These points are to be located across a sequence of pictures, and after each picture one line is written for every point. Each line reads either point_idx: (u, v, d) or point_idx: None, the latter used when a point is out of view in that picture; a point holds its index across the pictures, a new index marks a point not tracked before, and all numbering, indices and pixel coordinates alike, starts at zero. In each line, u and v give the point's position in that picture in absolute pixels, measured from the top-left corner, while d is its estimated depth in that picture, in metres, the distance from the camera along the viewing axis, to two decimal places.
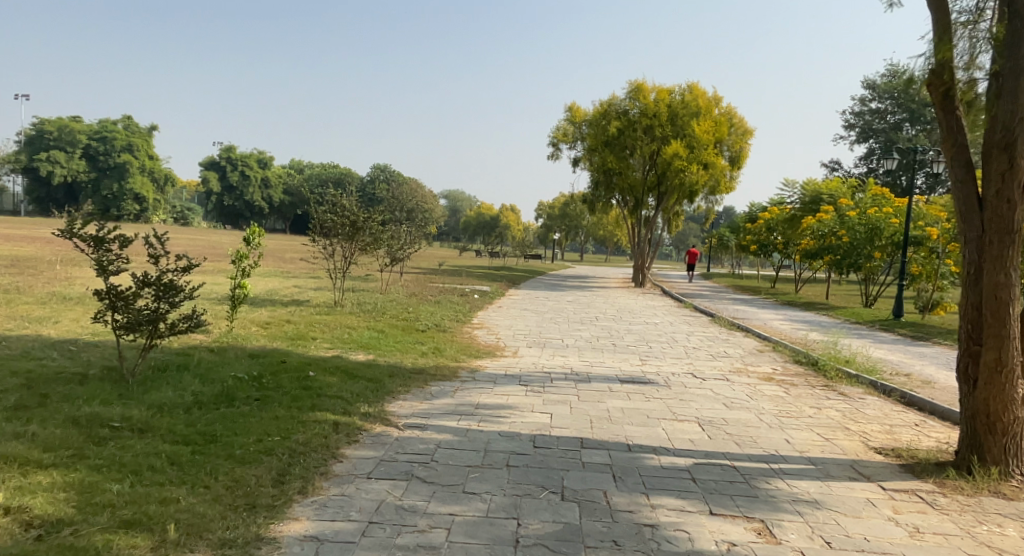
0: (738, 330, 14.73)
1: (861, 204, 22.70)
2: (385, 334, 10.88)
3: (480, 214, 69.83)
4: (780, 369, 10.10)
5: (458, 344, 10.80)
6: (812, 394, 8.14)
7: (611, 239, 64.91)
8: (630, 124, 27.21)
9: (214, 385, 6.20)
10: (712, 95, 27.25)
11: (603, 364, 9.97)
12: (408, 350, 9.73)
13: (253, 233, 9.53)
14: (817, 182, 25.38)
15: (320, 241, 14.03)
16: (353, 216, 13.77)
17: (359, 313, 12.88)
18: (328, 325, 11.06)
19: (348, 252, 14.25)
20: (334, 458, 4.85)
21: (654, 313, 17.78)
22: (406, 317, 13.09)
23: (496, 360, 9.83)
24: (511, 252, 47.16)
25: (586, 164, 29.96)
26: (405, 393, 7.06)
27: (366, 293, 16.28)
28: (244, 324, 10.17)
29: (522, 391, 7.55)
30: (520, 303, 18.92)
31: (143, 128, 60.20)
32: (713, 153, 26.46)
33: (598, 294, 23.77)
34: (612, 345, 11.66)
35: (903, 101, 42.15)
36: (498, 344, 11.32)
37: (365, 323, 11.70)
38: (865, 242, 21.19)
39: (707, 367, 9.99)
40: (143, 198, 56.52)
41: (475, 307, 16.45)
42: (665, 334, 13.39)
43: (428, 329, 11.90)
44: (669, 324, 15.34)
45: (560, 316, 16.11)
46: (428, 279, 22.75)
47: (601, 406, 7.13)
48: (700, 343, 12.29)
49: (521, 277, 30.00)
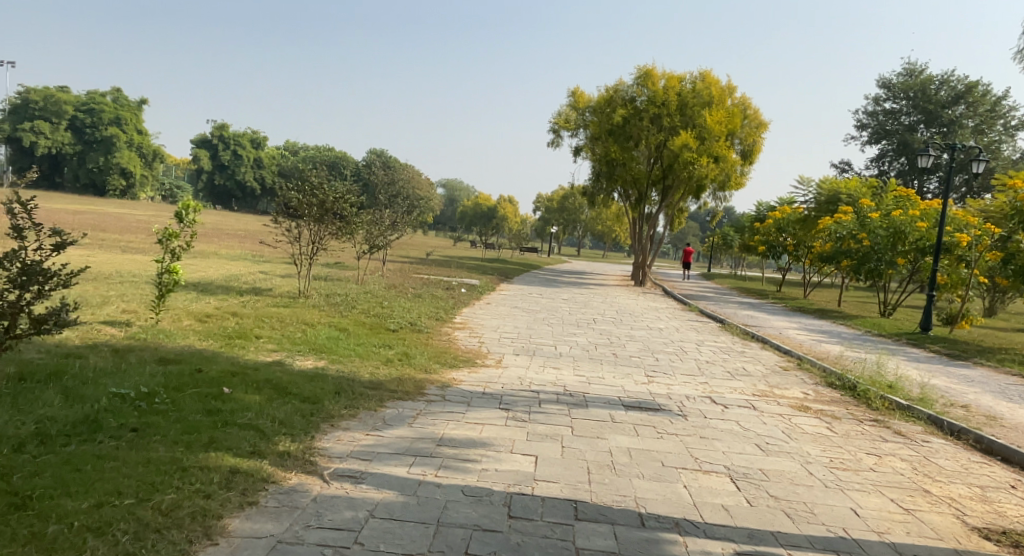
0: (752, 340, 13.16)
1: (883, 205, 21.13)
2: (347, 334, 9.26)
3: (478, 205, 68.12)
4: (811, 394, 8.53)
5: (431, 349, 9.17)
6: (863, 435, 6.60)
7: (610, 235, 63.26)
8: (637, 112, 25.59)
9: (80, 405, 4.58)
10: (726, 85, 25.64)
11: (603, 380, 8.37)
12: (370, 357, 8.10)
13: (187, 207, 7.89)
14: (834, 180, 23.72)
15: (284, 223, 12.38)
16: (323, 195, 12.17)
17: (323, 306, 11.25)
18: (282, 321, 9.43)
19: (317, 236, 12.63)
20: (205, 542, 3.26)
21: (657, 316, 16.17)
22: (376, 313, 11.43)
23: (476, 372, 8.24)
24: (506, 244, 45.49)
25: (588, 154, 28.32)
26: (349, 420, 5.45)
27: (338, 283, 14.65)
28: (176, 316, 8.54)
29: (501, 420, 5.94)
30: (511, 299, 17.29)
31: (132, 101, 58.15)
32: (724, 146, 24.83)
33: (596, 292, 22.18)
34: (612, 355, 10.06)
35: (919, 102, 40.43)
36: (479, 349, 9.72)
37: (327, 320, 10.06)
38: (886, 248, 19.65)
39: (726, 389, 8.40)
40: (131, 174, 54.59)
41: (460, 303, 14.84)
42: (672, 343, 11.81)
43: (400, 329, 10.28)
44: (674, 330, 13.75)
45: (554, 317, 14.49)
46: (413, 270, 21.10)
47: (601, 445, 5.53)
48: (713, 356, 10.70)
49: (515, 271, 28.36)
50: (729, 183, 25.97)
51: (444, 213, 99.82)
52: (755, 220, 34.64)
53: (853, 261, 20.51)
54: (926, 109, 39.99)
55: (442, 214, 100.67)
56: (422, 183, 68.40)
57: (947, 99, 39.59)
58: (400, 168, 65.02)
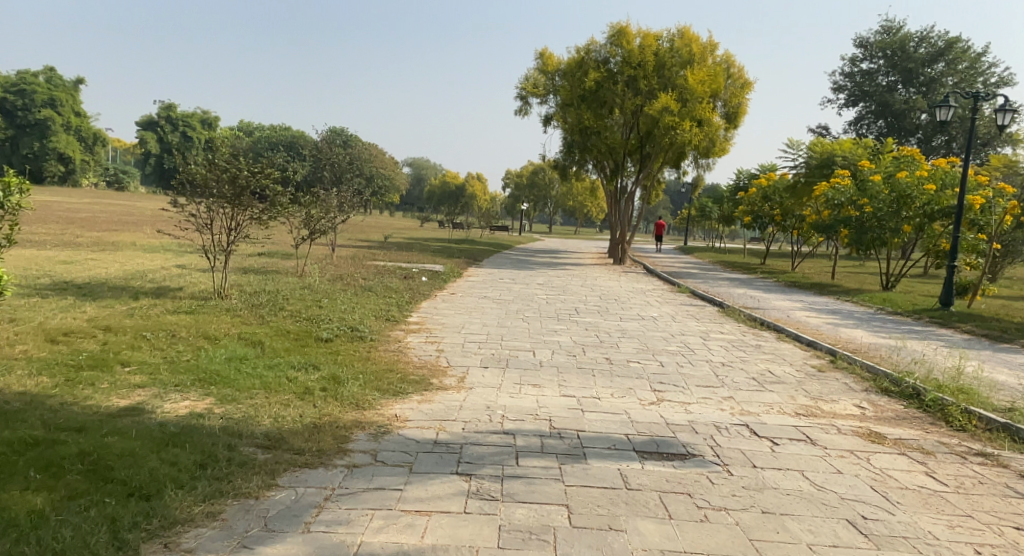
0: (762, 328, 11.17)
1: (884, 166, 19.01)
2: (259, 352, 7.02)
3: (445, 183, 65.58)
4: (868, 409, 6.52)
5: (371, 367, 6.94)
6: (987, 483, 4.57)
7: (582, 212, 61.18)
8: (609, 75, 23.50)
9: None
10: (706, 41, 23.55)
11: (600, 404, 6.25)
12: (283, 387, 5.87)
13: (7, 186, 5.59)
14: (826, 142, 21.43)
15: (186, 205, 9.94)
16: (235, 169, 9.73)
17: (241, 311, 8.98)
18: (174, 337, 7.18)
19: (231, 221, 10.23)
20: None
21: (646, 301, 14.11)
22: (308, 316, 9.18)
23: (428, 401, 6.06)
24: (474, 223, 43.16)
25: (558, 123, 26.16)
26: (202, 533, 3.30)
27: (271, 277, 12.33)
28: (13, 343, 6.25)
29: (458, 506, 3.80)
30: (478, 287, 15.11)
31: (66, 81, 54.56)
32: (707, 108, 22.81)
33: (572, 274, 20.11)
34: (605, 362, 7.97)
35: (897, 61, 38.76)
36: (436, 363, 7.54)
37: (241, 331, 7.82)
38: (890, 215, 17.68)
39: (760, 409, 6.36)
40: (69, 159, 51.21)
41: (417, 295, 12.63)
42: (672, 338, 9.77)
43: (334, 338, 8.06)
44: (671, 320, 11.68)
45: (528, 308, 12.34)
46: (369, 255, 18.82)
47: (619, 549, 3.44)
48: (728, 355, 8.66)
49: (483, 252, 26.22)
50: (712, 148, 23.86)
51: (411, 192, 96.83)
52: (735, 188, 32.64)
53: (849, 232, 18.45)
54: (906, 68, 38.31)
55: (409, 194, 97.67)
56: (385, 161, 65.50)
57: (927, 57, 37.95)
58: (361, 145, 62.08)
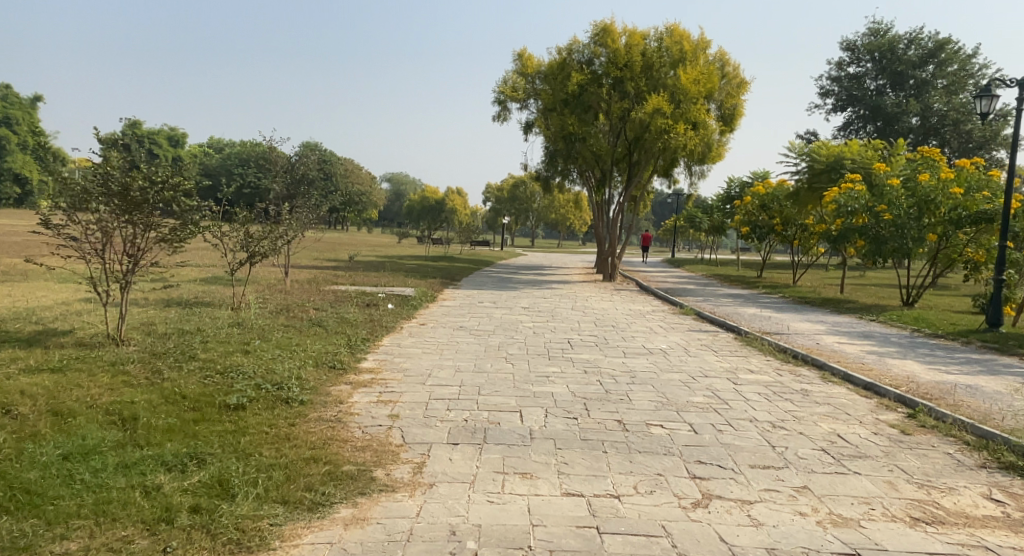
0: (798, 361, 9.10)
1: (902, 170, 17.11)
2: (124, 438, 5.00)
3: (424, 198, 63.66)
4: (1010, 504, 4.45)
5: (285, 459, 4.85)
6: None
7: (564, 226, 59.32)
8: (593, 77, 21.67)
9: None
10: (697, 39, 21.74)
11: (622, 513, 4.19)
12: (127, 509, 3.88)
13: None
14: (831, 144, 19.55)
15: (67, 228, 7.73)
16: (129, 176, 7.63)
17: (130, 368, 6.90)
18: (6, 418, 5.17)
19: (131, 245, 8.10)
20: None
21: (648, 328, 12.04)
22: (224, 370, 7.08)
23: (359, 523, 3.97)
24: (453, 238, 41.11)
25: (539, 130, 24.24)
26: None
27: (198, 315, 10.20)
28: None
29: None
30: (452, 314, 12.98)
31: (24, 99, 52.30)
32: (702, 110, 20.95)
33: (559, 293, 18.10)
34: (618, 429, 5.86)
35: (886, 64, 36.59)
36: (386, 441, 5.43)
37: (115, 401, 5.79)
38: (913, 222, 15.72)
39: (859, 511, 4.30)
40: (27, 180, 48.75)
41: (377, 328, 10.50)
42: (696, 383, 7.70)
43: (246, 405, 5.96)
44: (684, 354, 9.61)
45: (511, 342, 10.23)
46: (331, 279, 16.67)
47: None
48: (774, 408, 6.58)
49: (461, 270, 24.20)
50: (708, 154, 21.91)
51: (390, 207, 94.62)
52: (726, 196, 30.71)
53: (866, 243, 16.53)
54: (894, 71, 36.19)
55: (388, 210, 95.62)
56: (363, 177, 63.44)
57: (918, 59, 35.87)
58: (336, 161, 60.17)
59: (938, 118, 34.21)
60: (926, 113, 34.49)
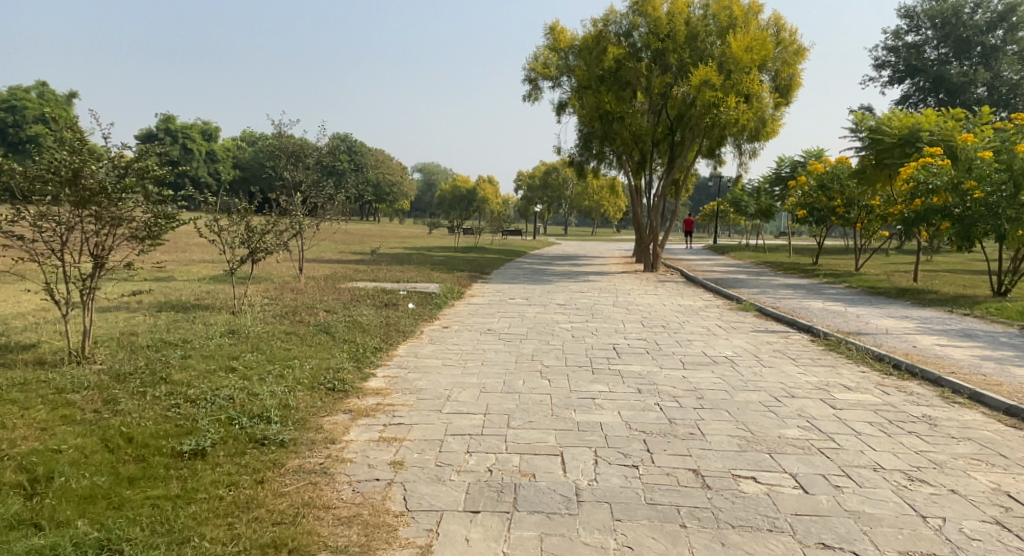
0: (899, 374, 7.46)
1: (992, 141, 15.12)
2: (23, 515, 3.63)
3: (456, 187, 62.39)
4: None
5: (234, 547, 3.45)
6: None
7: (600, 213, 57.50)
8: (632, 51, 19.92)
9: None
10: (748, 4, 19.81)
11: None
12: None
13: None
14: (901, 116, 17.57)
15: (15, 228, 6.32)
16: (80, 158, 6.17)
17: (79, 396, 5.57)
18: None
19: (96, 244, 6.63)
20: None
21: (706, 329, 10.45)
22: (196, 397, 5.69)
23: None
24: (484, 228, 39.57)
25: (574, 109, 22.52)
26: None
27: (190, 321, 8.89)
28: None
29: None
30: (480, 313, 11.56)
31: (59, 96, 52.18)
32: (756, 80, 19.07)
33: (599, 286, 16.57)
34: (697, 486, 4.34)
35: (949, 31, 34.01)
36: (383, 509, 3.98)
37: (35, 449, 4.43)
38: (1006, 201, 13.80)
39: None
40: None
41: (392, 334, 9.13)
42: (783, 408, 6.11)
43: (207, 451, 4.54)
44: (755, 363, 8.03)
45: (548, 349, 8.76)
46: (350, 274, 15.37)
47: None
48: (900, 450, 4.99)
49: (492, 261, 22.78)
50: (762, 129, 19.99)
51: (421, 197, 93.85)
52: (776, 177, 28.65)
53: (950, 225, 14.62)
54: (958, 38, 33.58)
55: (421, 200, 94.80)
56: (394, 167, 62.37)
57: (985, 24, 33.18)
58: (368, 151, 59.18)
59: (1008, 88, 31.57)
60: (994, 82, 31.87)
